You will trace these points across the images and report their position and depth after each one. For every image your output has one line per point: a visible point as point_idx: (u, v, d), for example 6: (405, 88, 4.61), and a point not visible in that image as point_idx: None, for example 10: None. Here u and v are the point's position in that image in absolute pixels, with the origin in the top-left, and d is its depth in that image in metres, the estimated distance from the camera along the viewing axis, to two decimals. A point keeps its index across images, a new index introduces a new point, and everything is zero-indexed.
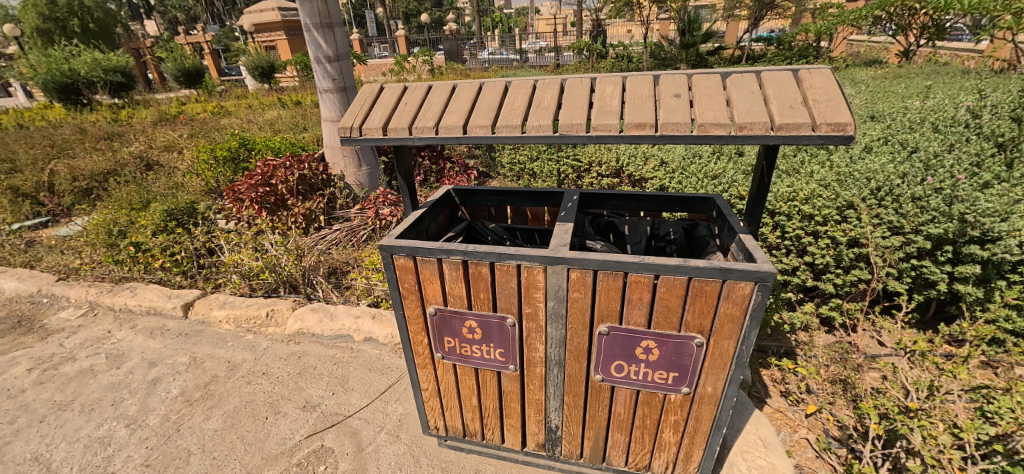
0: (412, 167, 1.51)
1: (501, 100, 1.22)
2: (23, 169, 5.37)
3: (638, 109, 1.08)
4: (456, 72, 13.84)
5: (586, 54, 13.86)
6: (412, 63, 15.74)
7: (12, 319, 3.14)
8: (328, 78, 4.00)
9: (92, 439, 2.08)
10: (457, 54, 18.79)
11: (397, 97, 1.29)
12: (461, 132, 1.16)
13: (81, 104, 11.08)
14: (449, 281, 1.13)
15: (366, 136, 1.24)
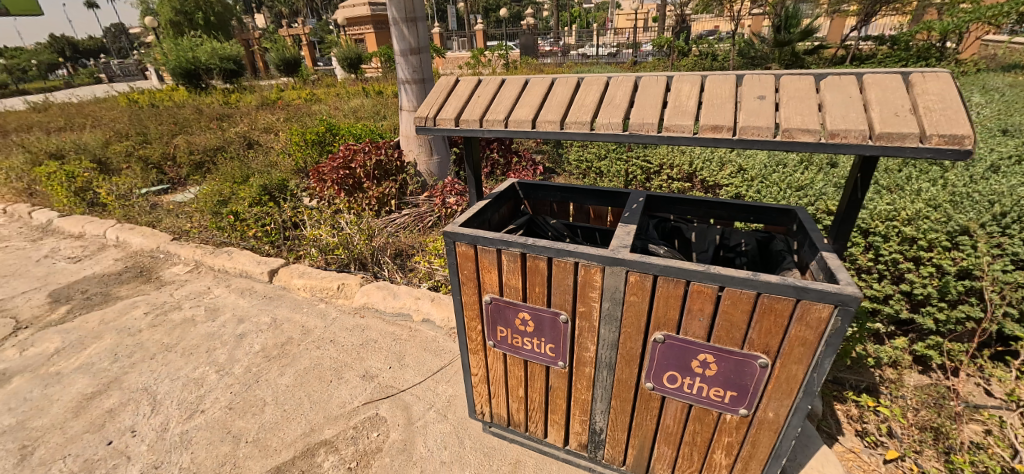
0: (480, 158, 1.55)
1: (572, 96, 1.22)
2: (152, 141, 6.21)
3: (717, 111, 1.03)
4: (530, 66, 13.92)
5: (666, 51, 13.31)
6: (488, 57, 16.07)
7: (136, 269, 3.66)
8: (408, 70, 4.19)
9: (188, 379, 2.38)
10: (533, 49, 18.79)
11: (471, 90, 1.33)
12: (530, 127, 1.18)
13: (200, 87, 12.57)
14: (507, 272, 1.15)
15: (439, 126, 1.29)
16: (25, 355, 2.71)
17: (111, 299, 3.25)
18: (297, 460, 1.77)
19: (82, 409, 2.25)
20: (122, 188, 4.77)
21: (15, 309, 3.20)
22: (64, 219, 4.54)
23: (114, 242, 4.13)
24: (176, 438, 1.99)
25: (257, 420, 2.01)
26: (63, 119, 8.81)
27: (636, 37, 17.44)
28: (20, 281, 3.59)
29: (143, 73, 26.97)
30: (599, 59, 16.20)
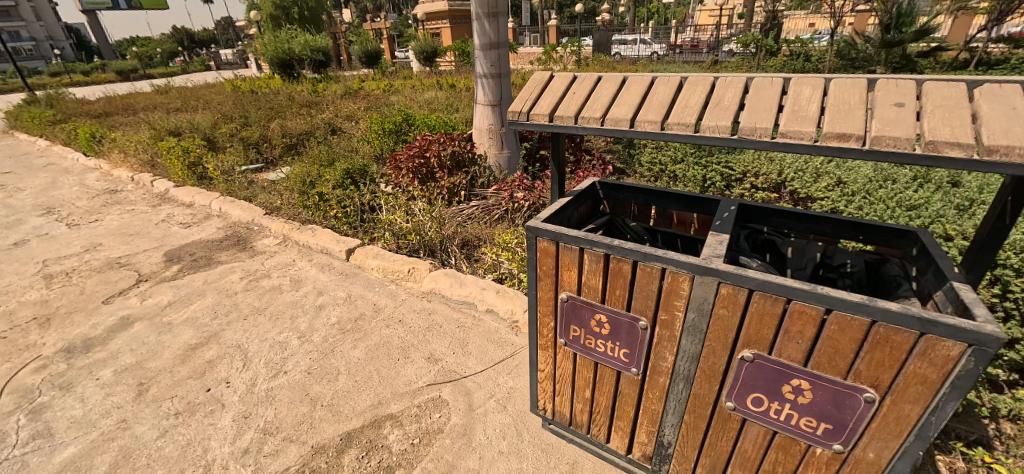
0: (565, 155, 1.54)
1: (675, 96, 1.17)
2: (252, 124, 6.85)
3: (843, 118, 0.95)
4: (603, 63, 13.61)
5: (753, 50, 12.40)
6: (560, 53, 15.90)
7: (234, 238, 4.06)
8: (487, 64, 4.26)
9: (273, 341, 2.61)
10: (607, 46, 18.21)
11: (566, 85, 1.32)
12: (627, 126, 1.15)
13: (293, 76, 13.63)
14: (588, 272, 1.14)
15: (532, 121, 1.30)
16: (145, 305, 3.11)
17: (213, 263, 3.64)
18: (365, 429, 1.88)
19: (187, 358, 2.55)
20: (226, 165, 5.31)
21: (138, 265, 3.69)
22: (179, 189, 5.14)
23: (217, 212, 4.62)
24: (262, 393, 2.20)
25: (332, 386, 2.16)
26: (180, 101, 9.97)
27: (719, 34, 16.49)
28: (142, 240, 4.13)
29: (246, 63, 29.80)
30: (676, 57, 15.50)
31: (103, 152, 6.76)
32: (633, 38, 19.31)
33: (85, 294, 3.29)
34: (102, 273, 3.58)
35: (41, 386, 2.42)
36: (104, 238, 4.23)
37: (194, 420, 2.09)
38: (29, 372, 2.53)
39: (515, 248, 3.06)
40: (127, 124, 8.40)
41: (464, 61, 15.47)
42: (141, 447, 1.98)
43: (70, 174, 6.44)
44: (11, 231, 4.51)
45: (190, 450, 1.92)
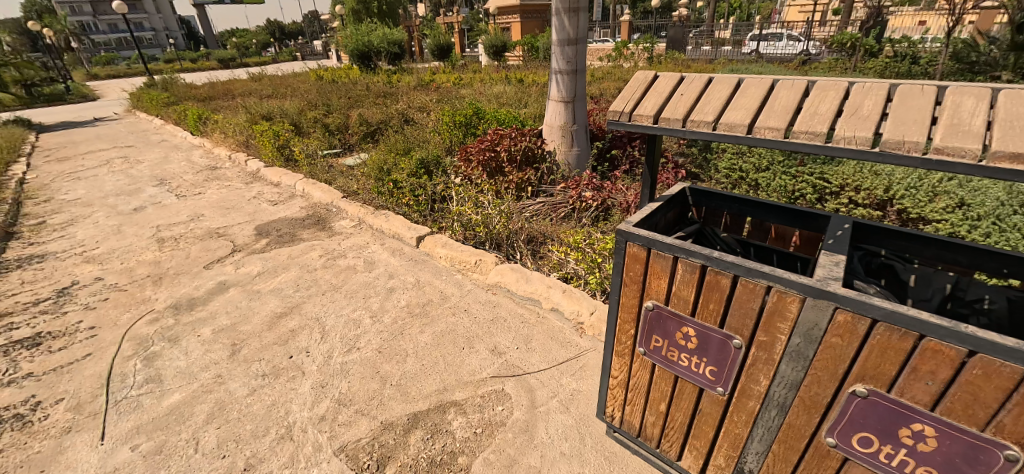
0: (659, 158, 1.50)
1: (800, 101, 1.09)
2: (334, 111, 7.30)
3: (1015, 136, 0.84)
4: (676, 61, 13.04)
5: (848, 50, 11.30)
6: (631, 49, 15.43)
7: (315, 218, 4.36)
8: (563, 60, 4.22)
9: (347, 318, 2.78)
10: (681, 42, 17.28)
11: (673, 86, 1.28)
12: (744, 132, 1.10)
13: (370, 67, 14.36)
14: (680, 283, 1.10)
15: (634, 122, 1.27)
16: (238, 273, 3.43)
17: (297, 239, 3.93)
18: (430, 412, 1.95)
19: (272, 325, 2.78)
20: (311, 149, 5.70)
21: (234, 236, 4.06)
22: (269, 169, 5.59)
23: (301, 193, 4.97)
24: (337, 366, 2.35)
25: (400, 367, 2.26)
26: (271, 89, 10.85)
27: (809, 32, 15.22)
28: (238, 214, 4.54)
29: (328, 54, 31.87)
30: (758, 56, 14.51)
31: (207, 132, 7.51)
32: (711, 35, 18.28)
33: (190, 259, 3.69)
34: (204, 241, 3.99)
35: (154, 336, 2.75)
36: (206, 210, 4.70)
37: (279, 383, 2.28)
38: (145, 323, 2.88)
39: (584, 248, 2.97)
40: (228, 108, 9.28)
41: (532, 57, 15.50)
42: (233, 402, 2.19)
43: (179, 150, 7.21)
44: (132, 198, 5.14)
45: (275, 411, 2.10)
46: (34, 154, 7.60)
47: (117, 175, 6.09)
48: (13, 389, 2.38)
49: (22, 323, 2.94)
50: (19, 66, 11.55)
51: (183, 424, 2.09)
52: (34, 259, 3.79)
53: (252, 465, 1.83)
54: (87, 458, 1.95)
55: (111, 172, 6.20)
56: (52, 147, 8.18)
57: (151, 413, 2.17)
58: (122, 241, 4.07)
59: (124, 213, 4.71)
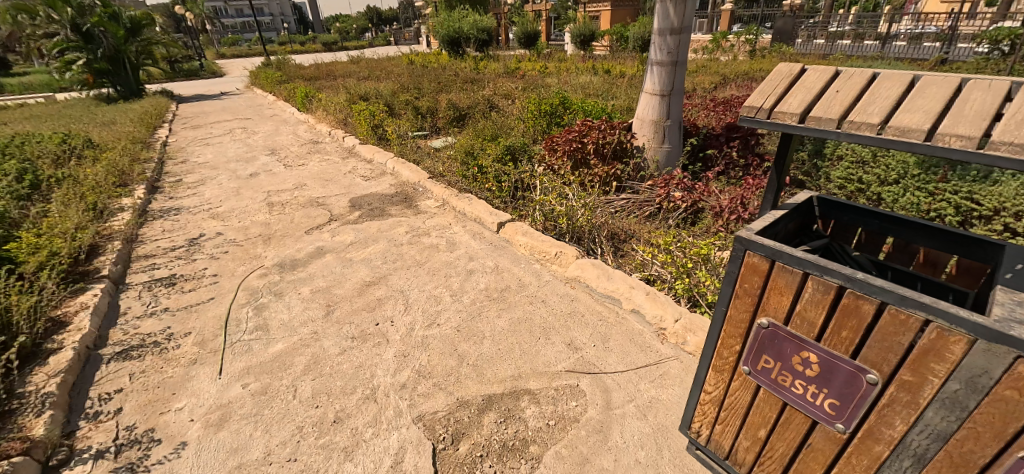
0: (788, 162, 1.38)
1: (1000, 106, 0.93)
2: (425, 95, 7.60)
3: None
4: (782, 55, 11.84)
5: (1006, 47, 9.51)
6: (732, 41, 14.27)
7: (403, 195, 4.59)
8: (664, 51, 3.97)
9: (429, 294, 2.90)
10: (790, 35, 15.63)
11: (825, 82, 1.16)
12: (918, 138, 0.96)
13: (458, 52, 14.74)
14: (808, 302, 1.01)
15: (772, 120, 1.18)
16: (334, 241, 3.72)
17: (386, 215, 4.17)
18: (503, 396, 2.03)
19: (362, 292, 2.99)
20: (402, 130, 6.00)
21: (331, 206, 4.40)
22: (364, 146, 5.95)
23: (391, 171, 5.25)
24: (419, 338, 2.48)
25: (477, 348, 2.34)
26: (369, 71, 11.55)
27: (954, 25, 13.03)
28: (335, 186, 4.91)
29: (421, 40, 33.31)
30: (885, 52, 12.72)
31: (313, 109, 8.17)
32: (828, 26, 16.34)
33: (295, 224, 4.06)
34: (306, 209, 4.37)
35: (264, 289, 3.08)
36: (309, 180, 5.14)
37: (366, 347, 2.45)
38: (256, 277, 3.24)
39: (674, 250, 2.82)
40: (331, 87, 10.02)
41: (621, 48, 14.94)
42: (327, 358, 2.39)
43: (288, 125, 7.93)
44: (249, 165, 5.76)
45: (362, 372, 2.27)
46: (175, 121, 8.78)
47: (238, 143, 6.85)
48: (154, 320, 2.79)
49: (162, 265, 3.44)
50: (166, 44, 13.35)
51: (285, 371, 2.33)
52: (173, 211, 4.40)
53: (340, 419, 2.02)
54: (208, 388, 2.25)
55: (233, 141, 6.99)
56: (187, 115, 9.39)
57: (258, 357, 2.44)
58: (240, 202, 4.58)
59: (243, 178, 5.29)
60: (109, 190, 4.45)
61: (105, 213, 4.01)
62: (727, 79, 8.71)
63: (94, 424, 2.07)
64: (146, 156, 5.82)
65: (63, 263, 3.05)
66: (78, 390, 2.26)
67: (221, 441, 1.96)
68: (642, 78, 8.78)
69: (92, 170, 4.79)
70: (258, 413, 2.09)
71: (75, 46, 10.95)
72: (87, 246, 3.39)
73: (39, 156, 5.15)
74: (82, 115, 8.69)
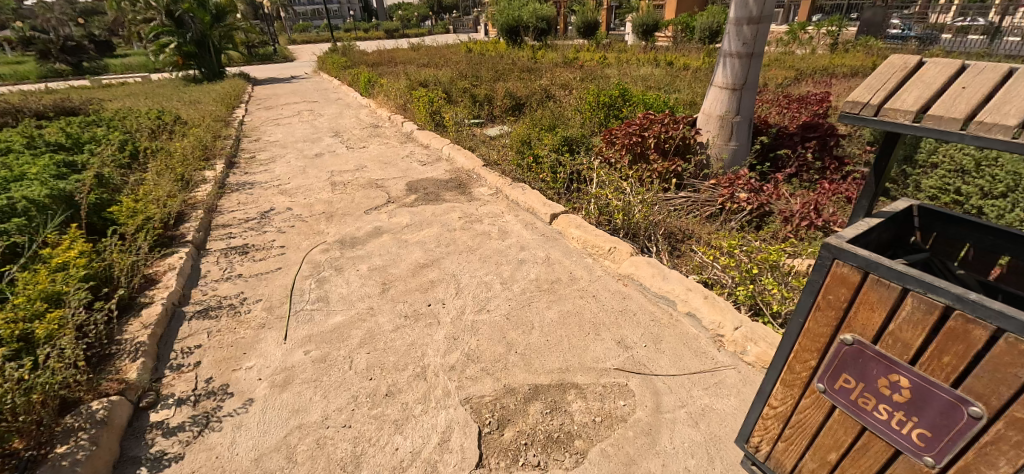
0: (890, 166, 1.26)
1: None
2: (483, 83, 7.64)
3: None
4: (868, 49, 10.84)
5: None
6: (810, 33, 13.22)
7: (458, 181, 4.65)
8: (739, 41, 3.72)
9: (480, 280, 2.94)
10: (879, 27, 14.24)
11: (948, 79, 1.04)
12: None
13: (516, 41, 14.69)
14: (905, 322, 0.92)
15: (880, 117, 1.07)
16: (391, 222, 3.84)
17: (440, 200, 4.25)
18: (551, 387, 2.09)
19: (415, 273, 3.08)
20: (459, 117, 6.06)
21: (389, 188, 4.55)
22: (422, 132, 6.08)
23: (446, 157, 5.34)
24: (468, 322, 2.54)
25: (526, 337, 2.40)
26: (429, 58, 11.78)
27: None
28: (394, 169, 5.07)
29: (480, 28, 33.56)
30: (992, 48, 11.31)
31: (375, 93, 8.45)
32: (925, 18, 14.74)
33: (355, 203, 4.25)
34: (366, 190, 4.54)
35: (326, 263, 3.25)
36: (369, 162, 5.34)
37: (418, 326, 2.53)
38: (319, 251, 3.42)
39: (738, 254, 2.67)
40: (392, 73, 10.31)
41: (687, 39, 14.24)
42: (382, 333, 2.50)
43: (350, 109, 8.25)
44: (315, 146, 6.07)
45: (414, 351, 2.36)
46: (250, 102, 9.39)
47: (306, 125, 7.23)
48: (229, 285, 3.03)
49: (237, 235, 3.71)
50: (245, 29, 14.26)
51: (343, 342, 2.46)
52: (247, 185, 4.73)
53: (392, 393, 2.11)
54: (274, 352, 2.42)
55: (301, 122, 7.38)
56: (261, 97, 10.00)
57: (319, 327, 2.59)
58: (307, 180, 4.84)
59: (309, 158, 5.59)
60: (194, 163, 4.85)
61: (190, 184, 4.38)
62: (802, 74, 8.09)
63: (177, 374, 2.29)
64: (226, 133, 6.28)
65: (155, 227, 3.37)
66: (165, 342, 2.50)
67: (285, 401, 2.11)
68: (708, 71, 8.35)
69: (180, 144, 5.24)
70: (318, 379, 2.22)
71: (168, 30, 12.02)
72: (175, 214, 3.73)
73: (138, 129, 5.71)
74: (172, 94, 9.50)
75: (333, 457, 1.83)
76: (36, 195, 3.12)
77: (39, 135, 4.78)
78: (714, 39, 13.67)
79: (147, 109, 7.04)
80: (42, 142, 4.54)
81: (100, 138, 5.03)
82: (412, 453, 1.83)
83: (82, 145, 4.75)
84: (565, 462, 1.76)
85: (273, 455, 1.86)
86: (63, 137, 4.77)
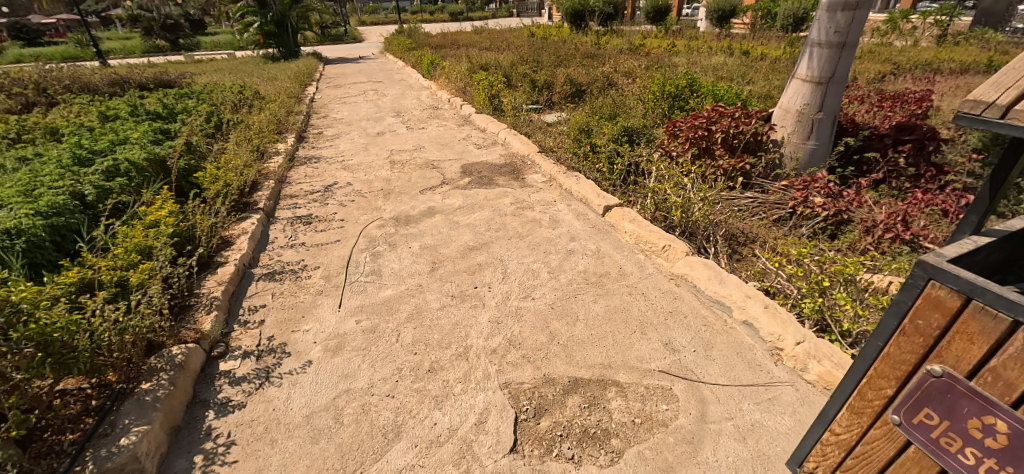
0: (1011, 179, 1.11)
1: None
2: (544, 68, 7.54)
3: None
4: (982, 42, 9.55)
5: None
6: (913, 23, 11.84)
7: (512, 166, 4.64)
8: (830, 29, 3.36)
9: (527, 267, 2.93)
10: (999, 16, 12.50)
11: None
12: None
13: (580, 26, 14.33)
14: (1012, 358, 0.81)
15: (1006, 121, 0.93)
16: (444, 203, 3.91)
17: (493, 184, 4.26)
18: (591, 382, 2.06)
19: (464, 255, 3.12)
20: (518, 102, 6.02)
21: (445, 170, 4.63)
22: (479, 115, 6.11)
23: (502, 142, 5.33)
24: (513, 307, 2.55)
25: (570, 329, 2.37)
26: (491, 42, 11.76)
27: None
28: (450, 151, 5.15)
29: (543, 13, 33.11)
30: None
31: (436, 75, 8.57)
32: None
33: (411, 182, 4.36)
34: (422, 170, 4.64)
35: (381, 238, 3.38)
36: (427, 143, 5.45)
37: (463, 307, 2.58)
38: (375, 226, 3.55)
39: (808, 263, 2.47)
40: (454, 56, 10.40)
41: (767, 26, 13.20)
42: (428, 310, 2.57)
43: (412, 90, 8.43)
44: (378, 124, 6.27)
45: (458, 331, 2.40)
46: (321, 80, 9.84)
47: (370, 104, 7.48)
48: (293, 252, 3.23)
49: (302, 205, 3.93)
50: (320, 10, 14.88)
51: (391, 315, 2.55)
52: (314, 159, 4.98)
53: (434, 369, 2.17)
54: (328, 318, 2.55)
55: (366, 101, 7.65)
56: (330, 76, 10.46)
57: (371, 298, 2.70)
58: (368, 157, 5.03)
59: (371, 136, 5.79)
60: (268, 136, 5.17)
61: (264, 155, 4.68)
62: (899, 68, 7.28)
63: (244, 329, 2.48)
64: (298, 109, 6.64)
65: (232, 193, 3.64)
66: (235, 299, 2.72)
67: (336, 365, 2.23)
68: (788, 62, 7.70)
69: (258, 118, 5.60)
70: (367, 348, 2.32)
71: (252, 11, 12.81)
72: (250, 182, 4.00)
73: (222, 103, 6.17)
74: (253, 70, 10.16)
75: (376, 424, 1.92)
76: (136, 157, 3.45)
77: (140, 103, 5.27)
78: (799, 27, 12.57)
79: (231, 84, 7.57)
80: (142, 110, 5.02)
81: (190, 108, 5.47)
82: (449, 429, 1.88)
83: (175, 114, 5.19)
84: (600, 459, 1.73)
85: (322, 414, 1.97)
86: (160, 107, 5.24)
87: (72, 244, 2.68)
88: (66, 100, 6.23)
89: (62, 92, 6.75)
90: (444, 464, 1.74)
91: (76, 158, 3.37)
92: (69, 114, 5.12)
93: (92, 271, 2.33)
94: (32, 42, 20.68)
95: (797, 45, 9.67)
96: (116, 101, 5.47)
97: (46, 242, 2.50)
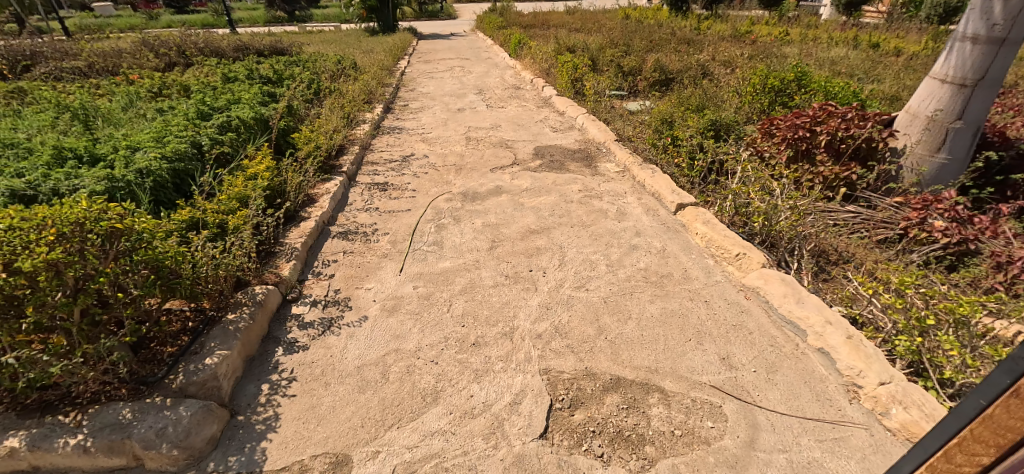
0: None
1: None
2: (634, 52, 7.18)
3: None
4: None
5: None
6: None
7: (586, 153, 4.51)
8: (988, 21, 2.78)
9: (585, 257, 2.85)
10: None
11: None
12: None
13: (681, 8, 13.43)
14: None
15: None
16: (512, 183, 3.91)
17: (564, 169, 4.18)
18: (634, 384, 1.98)
19: (524, 237, 3.10)
20: (601, 86, 5.80)
21: (517, 150, 4.62)
22: (560, 98, 5.99)
23: (579, 127, 5.19)
24: (565, 296, 2.51)
25: (620, 326, 2.28)
26: (583, 23, 11.44)
27: None
28: (526, 132, 5.12)
29: None
30: None
31: (522, 55, 8.53)
32: None
33: (483, 160, 4.41)
34: (496, 149, 4.68)
35: (446, 211, 3.47)
36: (504, 122, 5.48)
37: (515, 288, 2.59)
38: (444, 200, 3.65)
39: (911, 295, 2.14)
40: (543, 36, 10.28)
41: (908, 15, 11.46)
42: (481, 286, 2.61)
43: (497, 69, 8.48)
44: (459, 101, 6.40)
45: (507, 311, 2.42)
46: (412, 55, 10.24)
47: (455, 80, 7.65)
48: (367, 215, 3.43)
49: (381, 173, 4.15)
50: None
51: (447, 286, 2.63)
52: (397, 130, 5.22)
53: (479, 344, 2.20)
54: (389, 281, 2.69)
55: (452, 78, 7.82)
56: (422, 51, 10.84)
57: (430, 267, 2.80)
58: (446, 132, 5.16)
59: (452, 111, 5.93)
60: (358, 105, 5.49)
61: (352, 122, 4.98)
62: None
63: (316, 279, 2.69)
64: (389, 82, 6.97)
65: (321, 155, 3.93)
66: (311, 252, 2.95)
67: (390, 325, 2.34)
68: (927, 59, 6.63)
69: (351, 87, 5.97)
70: (420, 313, 2.42)
71: None
72: (338, 146, 4.30)
73: (323, 71, 6.65)
74: (354, 43, 10.81)
75: (418, 386, 2.00)
76: (245, 116, 3.84)
77: (256, 68, 5.84)
78: (949, 18, 10.74)
79: (333, 54, 8.11)
80: (257, 74, 5.56)
81: (295, 76, 5.98)
82: (484, 404, 1.90)
83: (283, 80, 5.70)
84: (630, 464, 1.66)
85: (372, 368, 2.09)
86: (271, 72, 5.76)
87: (187, 187, 3.05)
88: (199, 62, 7.09)
89: (196, 54, 7.68)
90: (474, 436, 1.77)
91: (199, 112, 3.82)
92: (200, 74, 5.81)
93: (200, 212, 2.64)
94: (181, 10, 23.74)
95: (944, 39, 8.28)
96: (238, 65, 6.13)
97: (167, 183, 2.87)
